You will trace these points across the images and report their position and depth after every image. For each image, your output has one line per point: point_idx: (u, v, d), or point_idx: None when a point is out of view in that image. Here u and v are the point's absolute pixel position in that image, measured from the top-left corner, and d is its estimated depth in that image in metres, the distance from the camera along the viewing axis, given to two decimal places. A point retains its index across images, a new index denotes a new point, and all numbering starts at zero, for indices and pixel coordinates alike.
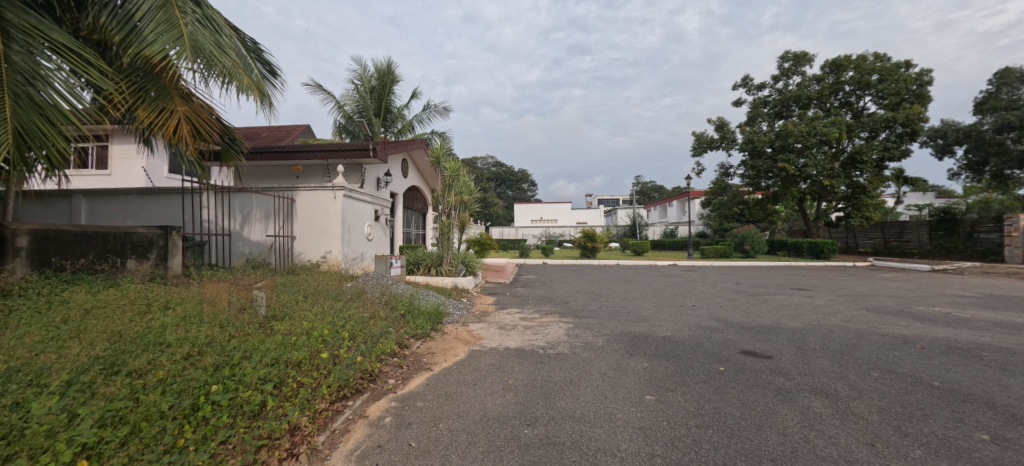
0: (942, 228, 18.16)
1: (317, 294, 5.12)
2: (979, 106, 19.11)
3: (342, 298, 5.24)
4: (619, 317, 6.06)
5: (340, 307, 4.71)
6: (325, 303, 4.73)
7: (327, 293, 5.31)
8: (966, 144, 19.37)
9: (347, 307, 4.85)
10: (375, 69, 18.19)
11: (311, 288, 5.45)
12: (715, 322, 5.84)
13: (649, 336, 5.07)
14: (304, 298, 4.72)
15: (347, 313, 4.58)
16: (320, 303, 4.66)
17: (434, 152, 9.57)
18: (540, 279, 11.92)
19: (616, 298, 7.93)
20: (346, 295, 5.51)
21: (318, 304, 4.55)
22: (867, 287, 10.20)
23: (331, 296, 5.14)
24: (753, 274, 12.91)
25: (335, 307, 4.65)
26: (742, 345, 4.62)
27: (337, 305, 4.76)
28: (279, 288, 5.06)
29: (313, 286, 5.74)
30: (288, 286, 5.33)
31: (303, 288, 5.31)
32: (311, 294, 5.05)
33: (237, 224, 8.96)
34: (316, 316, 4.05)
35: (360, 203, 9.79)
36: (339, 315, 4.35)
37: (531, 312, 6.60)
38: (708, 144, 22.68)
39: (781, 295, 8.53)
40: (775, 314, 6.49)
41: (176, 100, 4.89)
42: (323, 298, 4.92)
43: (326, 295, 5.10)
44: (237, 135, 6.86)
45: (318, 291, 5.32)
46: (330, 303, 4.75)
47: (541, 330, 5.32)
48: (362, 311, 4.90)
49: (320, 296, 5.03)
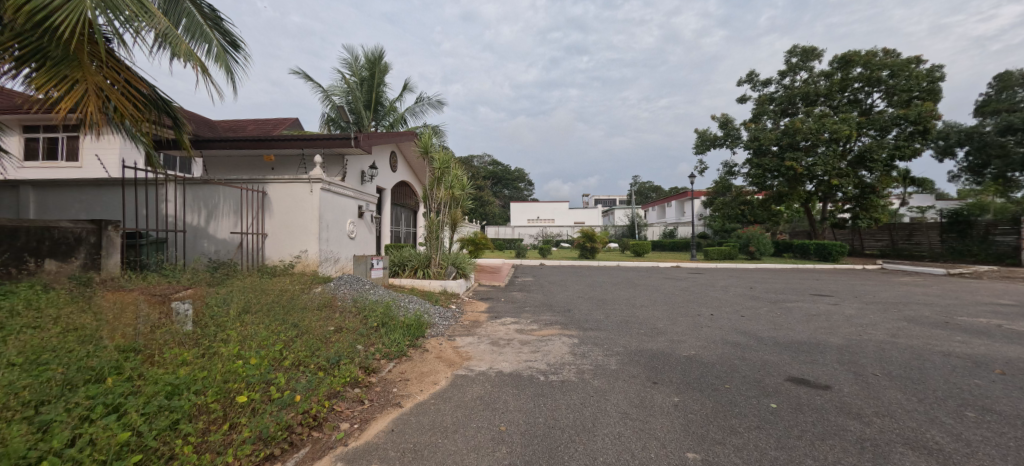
0: (954, 230, 17.57)
1: (271, 306, 4.26)
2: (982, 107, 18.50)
3: (300, 310, 4.38)
4: (631, 330, 5.22)
5: (295, 323, 3.85)
6: (276, 317, 3.88)
7: (284, 304, 4.45)
8: (968, 146, 18.63)
9: (303, 321, 4.00)
10: (365, 59, 17.31)
11: (269, 299, 4.58)
12: (744, 337, 5.00)
13: (671, 356, 4.22)
14: (246, 313, 3.84)
15: (302, 331, 3.70)
16: (270, 319, 3.80)
17: (422, 141, 8.66)
18: (537, 282, 11.08)
19: (624, 305, 7.09)
20: (305, 306, 4.61)
21: (265, 321, 3.70)
22: (892, 293, 9.43)
23: (289, 309, 4.29)
24: (764, 278, 12.13)
25: (288, 324, 3.80)
26: (787, 369, 3.78)
27: (291, 320, 3.91)
28: (218, 298, 4.17)
29: (270, 296, 4.82)
30: (232, 295, 4.41)
31: (258, 299, 4.45)
32: (262, 305, 4.20)
33: (201, 220, 8.01)
34: (255, 337, 3.19)
35: (340, 198, 8.91)
36: (288, 336, 3.48)
37: (530, 322, 5.74)
38: (713, 141, 21.92)
39: (804, 302, 7.73)
40: (809, 327, 5.65)
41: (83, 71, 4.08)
42: (275, 312, 4.06)
43: (281, 308, 4.23)
44: (180, 117, 5.88)
45: (275, 302, 4.45)
46: (282, 318, 3.88)
47: (542, 348, 4.45)
48: (322, 325, 4.04)
49: (274, 308, 4.19)
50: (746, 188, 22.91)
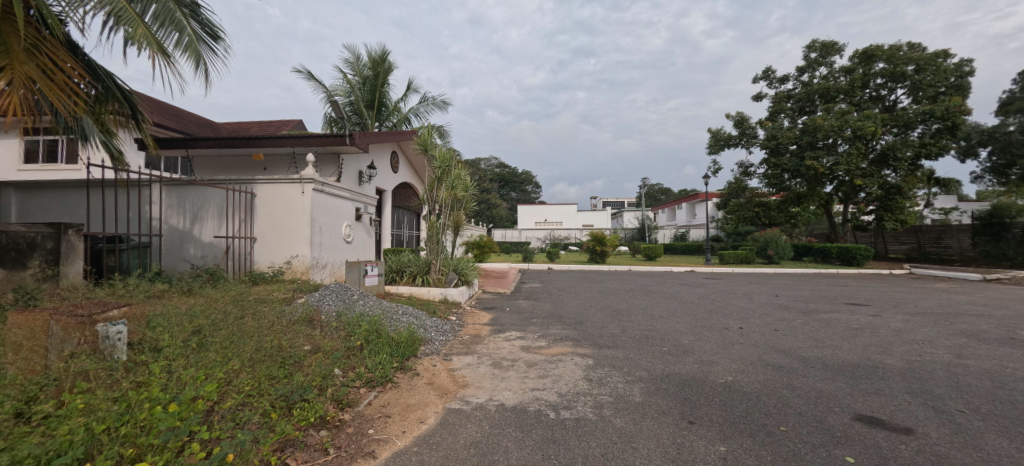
0: (987, 233, 16.48)
1: (234, 324, 3.65)
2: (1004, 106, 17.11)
3: (269, 329, 3.76)
4: (653, 349, 4.57)
5: (258, 345, 3.23)
6: (235, 339, 3.26)
7: (252, 323, 3.83)
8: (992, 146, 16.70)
9: (270, 343, 3.39)
10: (368, 58, 16.84)
11: (236, 317, 3.97)
12: (787, 359, 4.30)
13: (704, 383, 3.55)
14: (200, 335, 3.25)
15: (264, 356, 3.08)
16: (229, 341, 3.19)
17: (421, 138, 8.07)
18: (545, 288, 10.43)
19: (641, 316, 6.42)
20: (278, 323, 4.04)
21: (221, 344, 3.09)
22: (933, 301, 8.63)
23: (257, 328, 3.68)
24: (787, 284, 11.32)
25: (251, 346, 3.19)
26: (852, 405, 3.11)
27: (254, 341, 3.29)
28: (172, 316, 3.62)
29: (238, 312, 4.20)
30: (192, 312, 3.87)
31: (221, 317, 3.83)
32: (224, 324, 3.59)
33: (186, 223, 7.52)
34: (197, 368, 2.57)
35: (335, 199, 8.39)
36: (245, 361, 2.86)
37: (537, 338, 5.10)
38: (727, 140, 21.14)
39: (840, 313, 6.96)
40: (858, 346, 4.92)
41: (13, 58, 3.61)
42: (237, 332, 3.45)
43: (245, 327, 3.61)
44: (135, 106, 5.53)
45: (242, 321, 3.84)
46: (243, 339, 3.27)
47: (550, 372, 3.79)
48: (291, 347, 3.43)
49: (238, 328, 3.58)
50: (761, 189, 22.09)
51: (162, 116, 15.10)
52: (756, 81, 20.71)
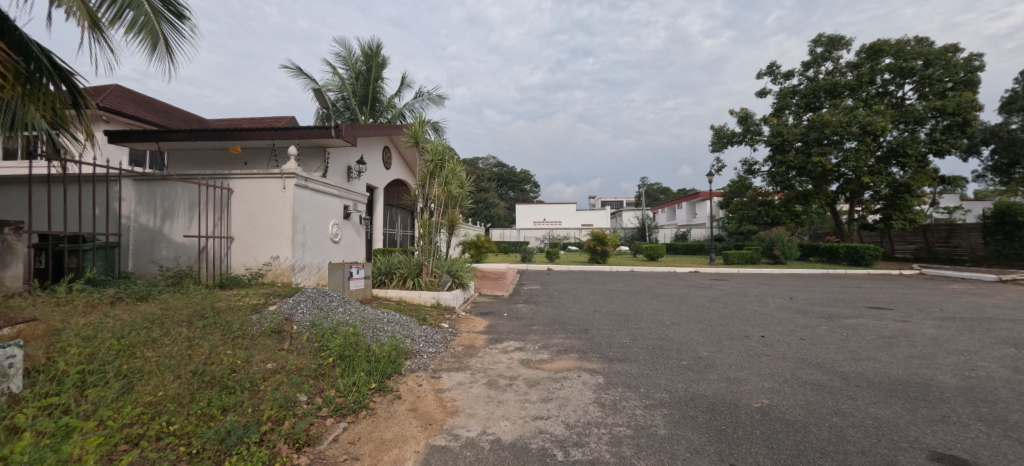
0: (999, 232, 15.91)
1: (179, 341, 3.09)
2: (1007, 104, 17.00)
3: (222, 347, 3.19)
4: (671, 363, 4.02)
5: (200, 368, 2.68)
6: (172, 361, 2.70)
7: (201, 339, 3.26)
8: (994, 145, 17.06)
9: (217, 366, 2.82)
10: (361, 51, 16.22)
11: (186, 331, 3.39)
12: (825, 375, 3.77)
13: (737, 408, 3.01)
14: (126, 356, 2.67)
15: (205, 385, 2.52)
16: (162, 364, 2.63)
17: (412, 129, 7.47)
18: (545, 291, 9.87)
19: (651, 323, 5.88)
20: (233, 338, 3.46)
21: (153, 367, 2.55)
22: (958, 305, 8.10)
23: (207, 345, 3.10)
24: (799, 286, 10.79)
25: (189, 370, 2.62)
26: (922, 439, 2.57)
27: (195, 364, 2.72)
28: (101, 331, 3.05)
29: (190, 325, 3.61)
30: (131, 326, 3.29)
31: (166, 332, 3.26)
32: (164, 343, 3.02)
33: (156, 221, 7.02)
34: (103, 411, 2.02)
35: (321, 196, 7.83)
36: (174, 393, 2.31)
37: (538, 349, 4.53)
38: (731, 137, 20.64)
39: (865, 319, 6.41)
40: (898, 358, 4.38)
41: None
42: (178, 353, 2.88)
43: (190, 346, 3.04)
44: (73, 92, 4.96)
45: (190, 336, 3.26)
46: (182, 362, 2.71)
47: (555, 394, 3.23)
48: (244, 369, 2.85)
49: (182, 347, 3.01)
50: (765, 188, 21.61)
51: (146, 111, 14.50)
52: (761, 77, 20.21)
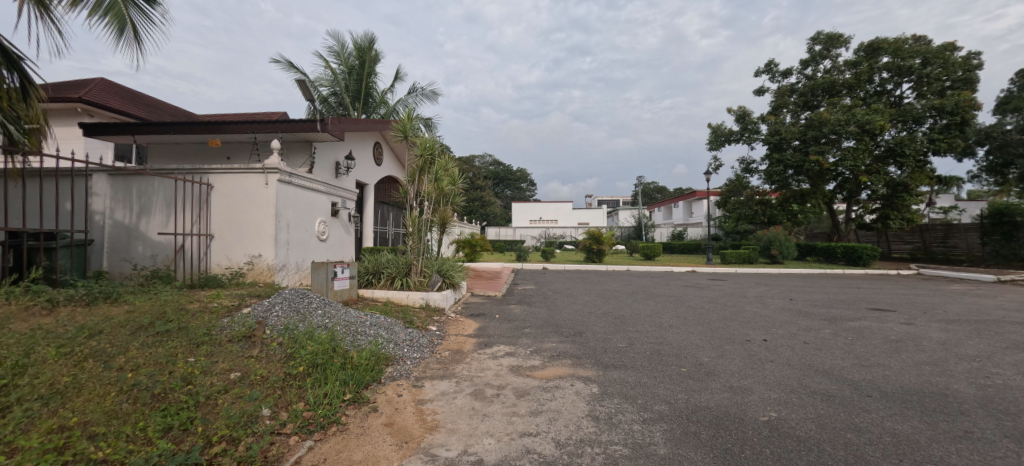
0: (997, 232, 15.80)
1: (126, 351, 2.81)
2: (1001, 105, 16.86)
3: (179, 356, 2.91)
4: (670, 370, 3.79)
5: (145, 383, 2.40)
6: (113, 376, 2.43)
7: (156, 348, 2.98)
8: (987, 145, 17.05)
9: (168, 379, 2.55)
10: (354, 46, 15.88)
11: (140, 339, 3.10)
12: (834, 384, 3.54)
13: (743, 422, 2.76)
14: (58, 372, 2.39)
15: (148, 403, 2.26)
16: (102, 380, 2.37)
17: (401, 123, 7.17)
18: (540, 290, 9.63)
19: (649, 326, 5.64)
20: (191, 346, 3.16)
21: (86, 386, 2.27)
22: (961, 306, 7.92)
23: (160, 354, 2.82)
24: (798, 286, 10.60)
25: (132, 386, 2.36)
26: (946, 458, 2.34)
27: (139, 377, 2.45)
28: (37, 341, 2.76)
29: (147, 330, 3.33)
30: (77, 333, 3.00)
31: (116, 340, 2.98)
32: (111, 353, 2.74)
33: (133, 217, 6.73)
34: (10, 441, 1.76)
35: (307, 193, 7.54)
36: (106, 415, 2.05)
37: (529, 355, 4.28)
38: (728, 136, 20.49)
39: (868, 321, 6.21)
40: (908, 365, 4.16)
41: None
42: (123, 365, 2.61)
43: (139, 356, 2.77)
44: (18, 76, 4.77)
45: (143, 345, 2.98)
46: (125, 376, 2.45)
47: (546, 407, 2.97)
48: (199, 382, 2.57)
49: (131, 357, 2.73)
50: (762, 188, 21.46)
51: (133, 105, 14.12)
52: (758, 75, 20.06)
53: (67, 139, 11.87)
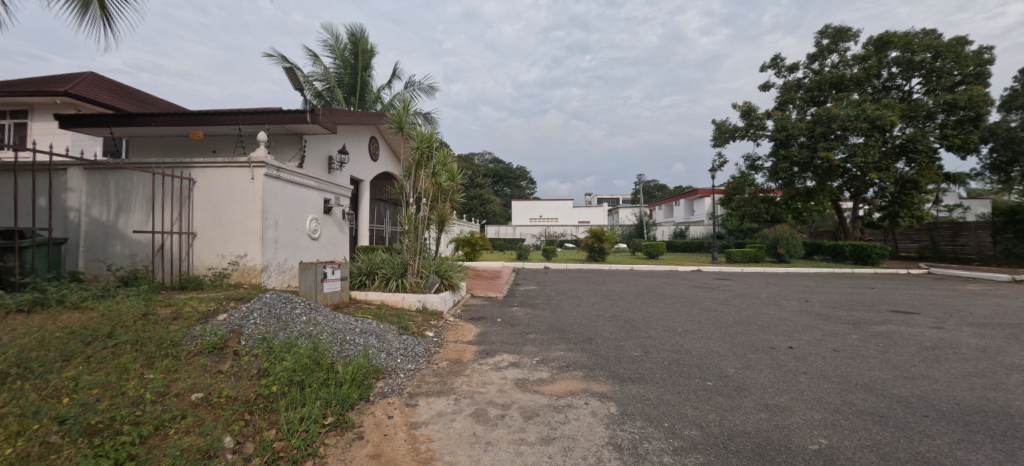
0: (1010, 230, 15.43)
1: (67, 374, 2.42)
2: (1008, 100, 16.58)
3: (129, 379, 2.52)
4: (693, 385, 3.37)
5: (76, 416, 2.01)
6: (35, 407, 2.03)
7: (102, 369, 2.59)
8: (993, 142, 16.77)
9: (107, 410, 2.15)
10: (349, 38, 15.40)
11: (85, 358, 2.70)
12: (882, 402, 3.12)
13: (792, 452, 2.36)
14: None
15: (72, 443, 1.86)
16: (22, 413, 1.97)
17: (396, 114, 6.70)
18: (542, 291, 9.23)
19: (662, 331, 5.24)
20: (145, 366, 2.75)
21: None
22: (986, 308, 7.52)
23: (105, 378, 2.43)
24: (810, 286, 10.19)
25: (56, 421, 1.96)
26: None
27: (71, 409, 2.06)
28: None
29: (99, 345, 2.92)
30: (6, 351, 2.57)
31: (55, 359, 2.58)
32: (43, 377, 2.34)
33: (110, 215, 6.31)
34: None
35: (297, 188, 7.11)
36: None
37: (535, 366, 3.86)
38: (733, 132, 20.06)
39: (895, 326, 5.81)
40: (955, 377, 3.76)
41: None
42: (52, 394, 2.21)
43: (78, 380, 2.37)
44: None
45: (88, 367, 2.58)
46: (52, 408, 2.05)
47: (558, 432, 2.56)
48: (146, 412, 2.18)
49: (69, 381, 2.34)
50: (767, 185, 21.10)
51: (122, 99, 13.67)
52: (764, 70, 19.65)
53: (51, 134, 11.43)
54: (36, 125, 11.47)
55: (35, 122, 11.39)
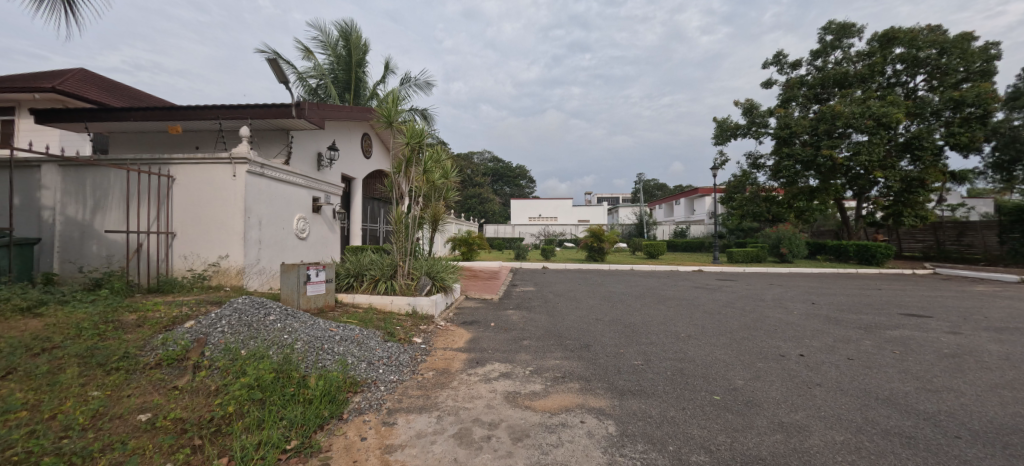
0: (1017, 230, 15.16)
1: None
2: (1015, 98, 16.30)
3: (65, 400, 2.23)
4: (699, 400, 3.09)
5: None
6: None
7: (34, 389, 2.29)
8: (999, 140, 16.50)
9: (25, 440, 1.86)
10: (342, 33, 15.07)
11: (20, 375, 2.41)
12: (909, 420, 2.83)
13: None
14: None
15: None
16: None
17: (385, 109, 6.41)
18: (540, 292, 8.94)
19: (665, 337, 4.95)
20: (86, 383, 2.45)
21: None
22: (1000, 311, 7.24)
23: (33, 400, 2.13)
24: (815, 287, 9.89)
25: None
26: None
27: None
28: None
29: (38, 358, 2.62)
30: None
31: None
32: None
33: (85, 214, 6.02)
34: None
35: (283, 186, 6.82)
36: None
37: (528, 377, 3.57)
38: (734, 130, 19.77)
39: (909, 330, 5.52)
40: (983, 389, 3.46)
41: None
42: None
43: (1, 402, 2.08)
44: None
45: (19, 387, 2.28)
46: None
47: (550, 458, 2.27)
48: (69, 442, 1.89)
49: None
50: (768, 184, 20.82)
51: (113, 96, 13.39)
52: (767, 67, 19.35)
53: (37, 131, 11.13)
54: (23, 122, 11.18)
55: (21, 119, 11.10)
